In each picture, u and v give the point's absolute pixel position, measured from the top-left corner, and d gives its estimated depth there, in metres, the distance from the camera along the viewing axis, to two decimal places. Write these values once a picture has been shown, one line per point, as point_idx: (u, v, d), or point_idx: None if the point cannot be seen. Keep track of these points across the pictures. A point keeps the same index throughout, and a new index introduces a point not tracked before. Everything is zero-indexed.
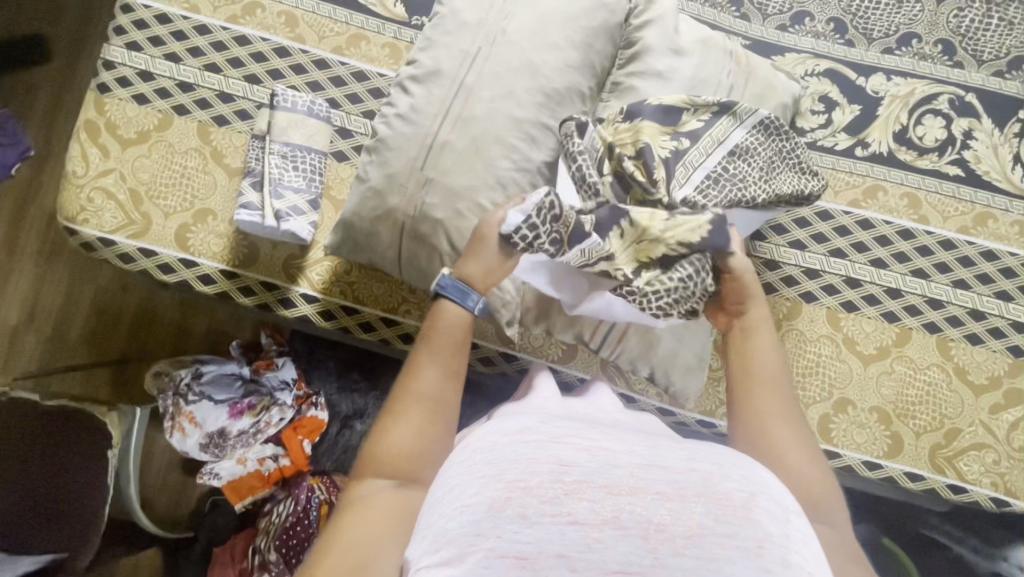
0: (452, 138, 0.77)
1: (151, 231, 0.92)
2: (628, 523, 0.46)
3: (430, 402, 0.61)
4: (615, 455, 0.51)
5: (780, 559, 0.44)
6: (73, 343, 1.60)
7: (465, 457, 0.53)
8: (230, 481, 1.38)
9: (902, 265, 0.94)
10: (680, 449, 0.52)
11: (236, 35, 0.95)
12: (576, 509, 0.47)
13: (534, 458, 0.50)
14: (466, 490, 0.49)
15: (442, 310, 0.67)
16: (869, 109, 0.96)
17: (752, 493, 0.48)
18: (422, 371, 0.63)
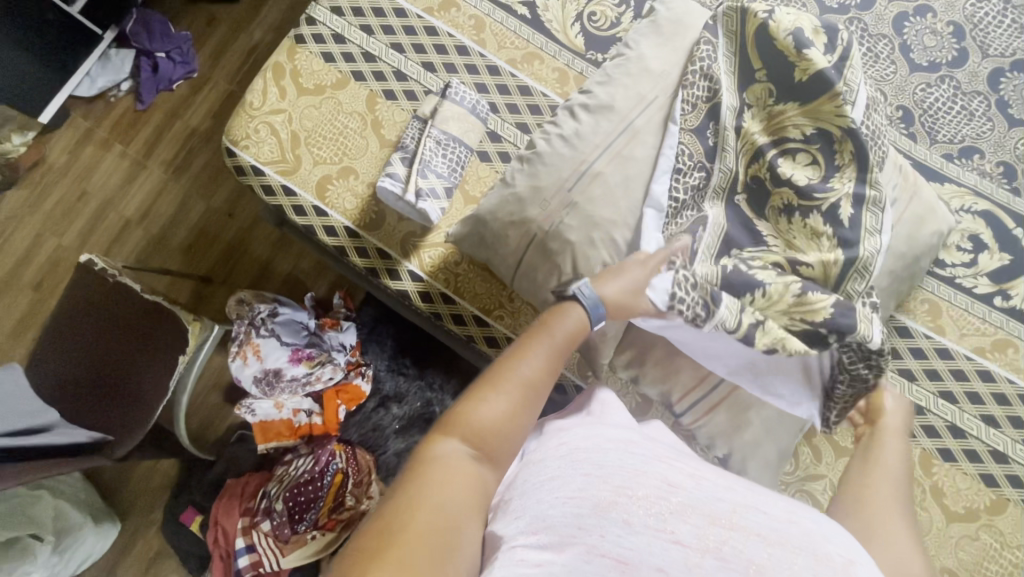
0: (606, 170, 0.80)
1: (297, 173, 0.99)
2: (728, 557, 0.51)
3: (528, 385, 0.61)
4: (717, 488, 0.58)
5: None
6: (171, 249, 1.72)
7: (567, 455, 0.61)
8: (262, 420, 1.42)
9: (1015, 430, 0.89)
10: (777, 502, 0.57)
11: (427, 25, 1.03)
12: (680, 529, 0.53)
13: (644, 471, 0.58)
14: (570, 484, 0.57)
15: (567, 310, 0.66)
16: (1020, 262, 0.92)
17: (850, 560, 0.52)
18: (530, 355, 0.62)
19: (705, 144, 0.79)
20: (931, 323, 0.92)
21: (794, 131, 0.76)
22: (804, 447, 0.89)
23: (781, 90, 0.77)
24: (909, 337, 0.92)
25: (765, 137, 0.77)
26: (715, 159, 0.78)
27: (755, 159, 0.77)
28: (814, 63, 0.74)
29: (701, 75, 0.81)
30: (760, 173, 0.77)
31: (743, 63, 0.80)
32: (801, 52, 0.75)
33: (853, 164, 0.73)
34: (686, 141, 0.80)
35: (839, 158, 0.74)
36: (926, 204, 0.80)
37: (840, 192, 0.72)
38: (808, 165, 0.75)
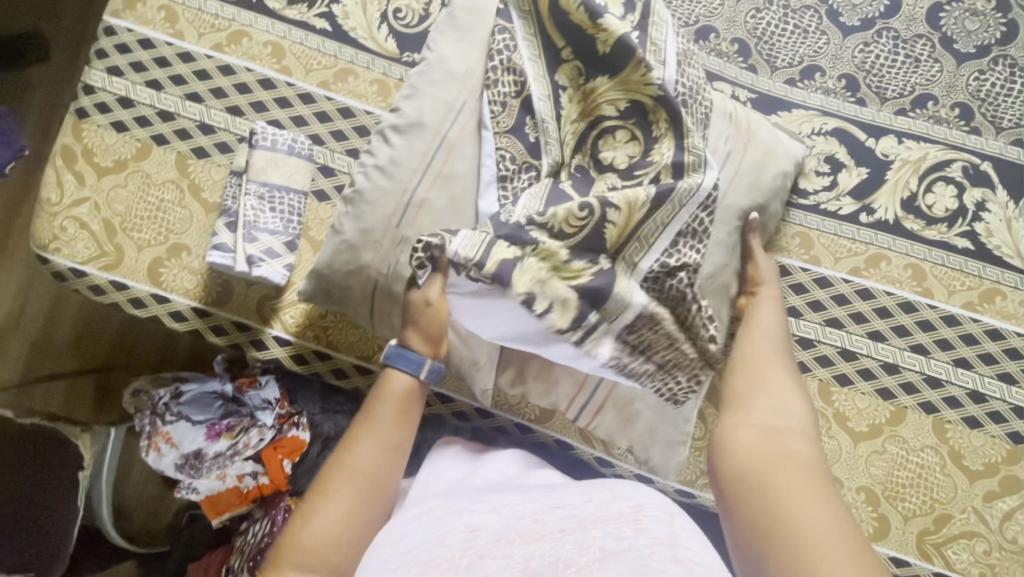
0: (430, 195, 0.74)
1: (122, 264, 0.90)
2: (537, 566, 0.55)
3: (364, 477, 0.65)
4: (516, 510, 0.63)
5: (673, 558, 0.54)
6: (58, 348, 1.57)
7: (380, 553, 0.60)
8: (209, 496, 1.37)
9: (901, 339, 0.90)
10: (575, 493, 0.65)
11: (221, 64, 0.92)
12: (491, 566, 0.55)
13: (446, 530, 0.60)
14: (385, 570, 0.57)
15: (390, 383, 0.70)
16: (877, 173, 0.91)
17: (638, 505, 0.61)
18: (360, 446, 0.66)
19: (527, 142, 0.74)
20: (807, 255, 0.91)
21: (606, 108, 0.72)
22: (709, 410, 0.88)
23: (588, 66, 0.73)
24: (790, 274, 0.91)
25: (580, 125, 0.73)
26: (541, 155, 0.73)
27: (579, 145, 0.73)
28: (614, 31, 0.70)
29: (507, 69, 0.75)
30: (585, 161, 0.73)
31: (546, 45, 0.74)
32: (596, 22, 0.71)
33: (670, 133, 0.70)
34: (507, 143, 0.74)
35: (654, 128, 0.71)
36: (763, 145, 0.80)
37: (659, 164, 0.70)
38: (628, 141, 0.72)
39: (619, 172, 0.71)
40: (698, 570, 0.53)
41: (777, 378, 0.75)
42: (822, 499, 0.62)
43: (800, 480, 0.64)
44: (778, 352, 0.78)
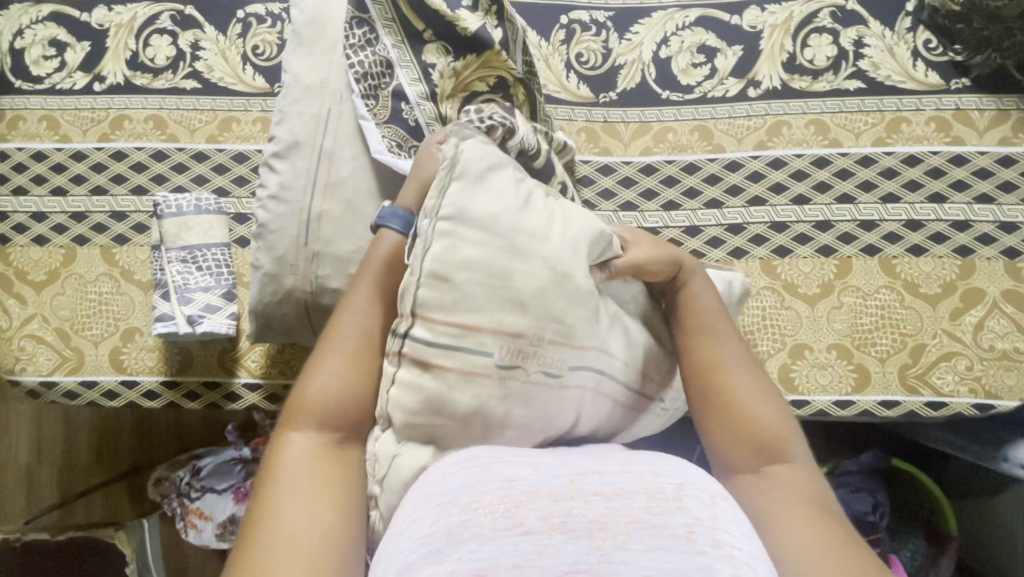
0: (326, 206, 0.75)
1: (85, 364, 0.94)
2: (575, 526, 0.46)
3: (357, 337, 0.64)
4: (555, 466, 0.54)
5: (710, 540, 0.45)
6: (82, 465, 1.63)
7: (420, 494, 0.54)
8: None
9: (825, 195, 0.91)
10: (616, 461, 0.56)
11: (113, 152, 0.95)
12: (527, 518, 0.47)
13: (485, 478, 0.52)
14: (422, 522, 0.49)
15: (381, 240, 0.67)
16: (751, 46, 0.92)
17: (679, 484, 0.51)
18: (351, 316, 0.65)
19: (408, 126, 0.76)
20: (710, 146, 0.92)
21: (478, 84, 0.78)
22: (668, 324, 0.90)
23: (456, 48, 0.77)
24: (699, 169, 0.92)
25: (455, 100, 0.78)
26: (424, 134, 0.76)
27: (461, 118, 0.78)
28: (473, 24, 0.76)
29: (377, 63, 0.76)
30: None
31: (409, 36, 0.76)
32: (455, 13, 0.75)
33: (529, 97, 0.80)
34: (395, 134, 0.75)
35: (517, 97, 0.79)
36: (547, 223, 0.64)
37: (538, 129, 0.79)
38: None
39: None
40: (741, 559, 0.44)
41: (729, 333, 0.70)
42: (826, 523, 0.56)
43: (802, 518, 0.57)
44: (740, 362, 0.69)
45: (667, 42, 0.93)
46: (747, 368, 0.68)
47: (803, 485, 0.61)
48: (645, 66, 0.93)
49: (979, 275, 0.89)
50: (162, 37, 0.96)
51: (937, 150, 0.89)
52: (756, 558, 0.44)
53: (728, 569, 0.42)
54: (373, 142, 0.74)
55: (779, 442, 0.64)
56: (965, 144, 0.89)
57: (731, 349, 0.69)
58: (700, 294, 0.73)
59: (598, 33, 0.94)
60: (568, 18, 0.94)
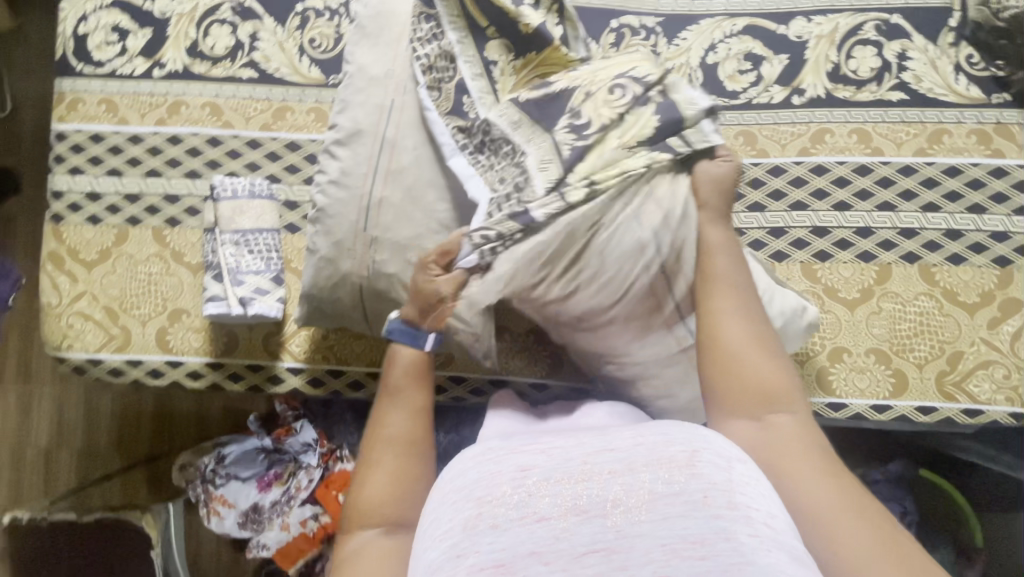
0: (387, 192, 0.77)
1: (132, 342, 0.95)
2: (590, 507, 0.48)
3: (400, 440, 0.67)
4: (565, 451, 0.53)
5: (726, 503, 0.47)
6: (102, 450, 1.63)
7: (437, 487, 0.56)
8: (280, 548, 1.34)
9: (865, 202, 0.93)
10: (627, 431, 0.54)
11: (168, 136, 0.98)
12: (540, 506, 0.49)
13: (498, 470, 0.52)
14: (442, 518, 0.51)
15: (400, 362, 0.71)
16: (796, 55, 0.95)
17: (691, 451, 0.51)
18: (390, 422, 0.68)
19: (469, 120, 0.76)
20: (754, 151, 0.94)
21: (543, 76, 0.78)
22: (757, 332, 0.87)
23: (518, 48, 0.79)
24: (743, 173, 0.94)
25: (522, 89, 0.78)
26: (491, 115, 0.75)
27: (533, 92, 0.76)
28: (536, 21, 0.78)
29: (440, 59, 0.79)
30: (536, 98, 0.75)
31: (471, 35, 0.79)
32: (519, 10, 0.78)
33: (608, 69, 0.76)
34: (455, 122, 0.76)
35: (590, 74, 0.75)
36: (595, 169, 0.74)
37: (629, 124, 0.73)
38: None
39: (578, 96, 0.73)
40: (758, 520, 0.47)
41: (740, 277, 0.71)
42: (825, 470, 0.60)
43: (805, 464, 0.60)
44: (749, 311, 0.69)
45: (714, 49, 0.95)
46: (754, 320, 0.69)
47: (798, 434, 0.63)
48: (693, 71, 0.95)
49: (1017, 285, 0.90)
50: (222, 27, 0.99)
51: (978, 162, 0.91)
52: (772, 517, 0.48)
53: (745, 531, 0.46)
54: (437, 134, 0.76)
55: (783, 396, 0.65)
56: (1004, 157, 0.91)
57: (740, 297, 0.70)
58: (713, 231, 0.72)
59: (647, 38, 0.96)
60: (619, 21, 0.97)
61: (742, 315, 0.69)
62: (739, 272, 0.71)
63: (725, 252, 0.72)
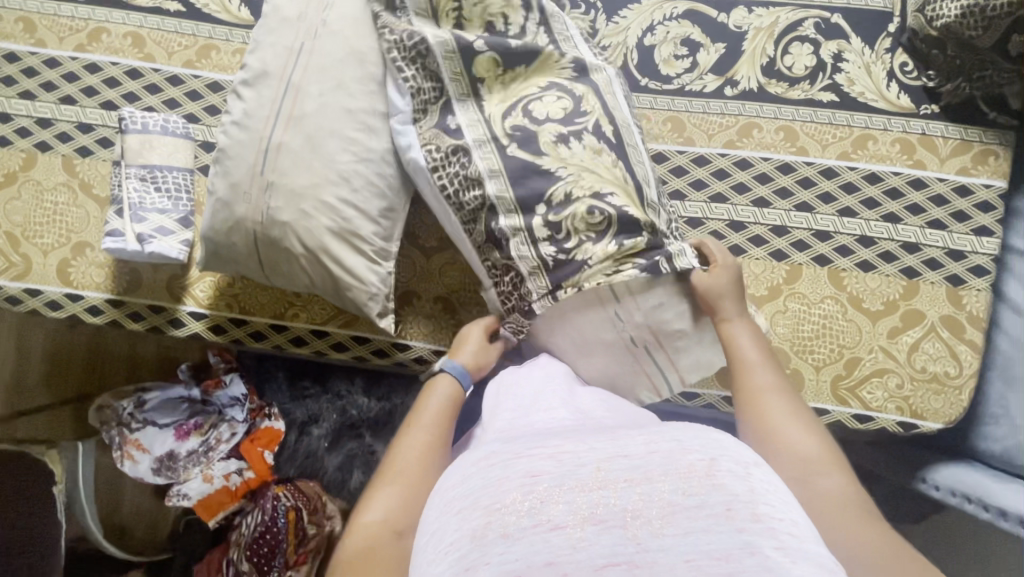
0: (287, 138, 0.76)
1: (31, 271, 0.93)
2: (608, 516, 0.45)
3: (419, 459, 0.65)
4: (579, 456, 0.51)
5: (750, 515, 0.44)
6: (30, 387, 1.57)
7: (440, 500, 0.53)
8: (201, 499, 1.32)
9: (785, 201, 0.92)
10: (638, 437, 0.52)
11: (86, 63, 0.94)
12: (554, 513, 0.46)
13: (503, 476, 0.50)
14: (446, 530, 0.48)
15: (435, 386, 0.75)
16: (733, 46, 0.93)
17: (710, 459, 0.48)
18: (412, 438, 0.68)
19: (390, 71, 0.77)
20: (681, 138, 0.93)
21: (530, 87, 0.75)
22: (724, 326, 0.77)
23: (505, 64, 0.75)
24: (667, 159, 0.93)
25: (504, 102, 0.75)
26: (465, 136, 0.73)
27: (509, 113, 0.73)
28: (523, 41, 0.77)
29: (409, 54, 0.75)
30: (520, 120, 0.73)
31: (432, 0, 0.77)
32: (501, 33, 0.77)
33: (590, 91, 0.74)
34: (433, 137, 0.74)
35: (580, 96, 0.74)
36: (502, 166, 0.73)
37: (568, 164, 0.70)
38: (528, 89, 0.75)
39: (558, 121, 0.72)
40: (782, 532, 0.43)
41: (769, 361, 0.70)
42: (874, 535, 0.53)
43: (854, 535, 0.53)
44: (785, 390, 0.68)
45: (652, 30, 0.94)
46: (789, 399, 0.67)
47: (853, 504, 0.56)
48: (629, 51, 0.94)
49: (921, 298, 0.91)
50: None
51: (899, 171, 0.91)
52: (796, 525, 0.44)
53: (770, 544, 0.42)
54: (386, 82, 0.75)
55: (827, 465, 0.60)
56: (925, 169, 0.91)
57: (774, 378, 0.69)
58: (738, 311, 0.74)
59: (587, 12, 0.94)
60: None
61: (775, 389, 0.68)
62: (764, 356, 0.71)
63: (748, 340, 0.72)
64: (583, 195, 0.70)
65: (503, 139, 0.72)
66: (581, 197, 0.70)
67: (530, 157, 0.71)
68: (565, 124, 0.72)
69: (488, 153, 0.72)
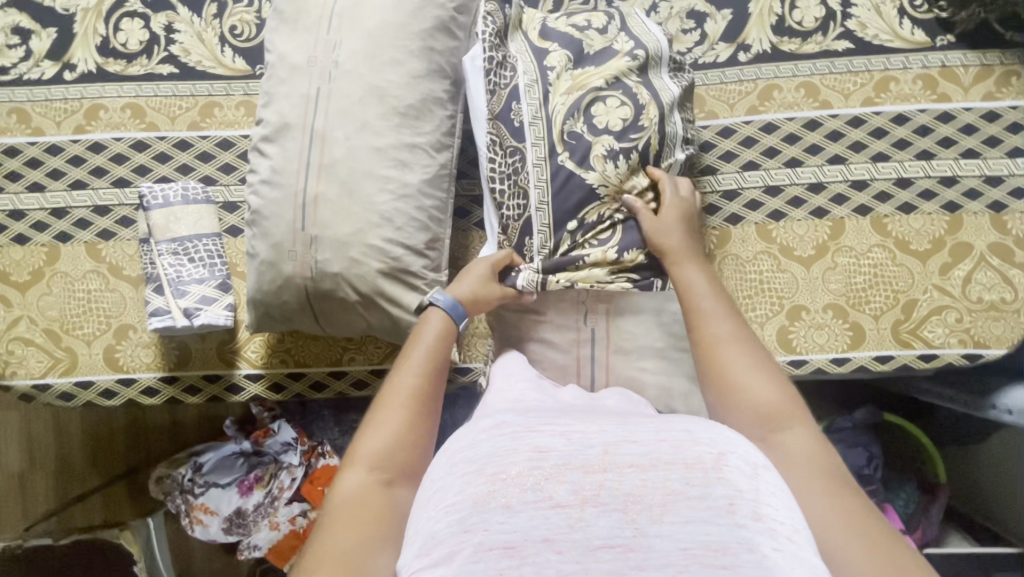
0: (322, 188, 0.74)
1: (79, 363, 0.92)
2: (609, 499, 0.43)
3: (412, 397, 0.61)
4: (588, 436, 0.48)
5: (751, 513, 0.41)
6: (78, 470, 1.55)
7: (445, 459, 0.50)
8: (272, 546, 1.33)
9: (817, 157, 0.92)
10: (650, 423, 0.49)
11: (89, 144, 0.91)
12: (557, 491, 0.43)
13: (512, 448, 0.46)
14: (448, 490, 0.45)
15: (426, 325, 0.69)
16: (740, 10, 0.92)
17: (719, 453, 0.45)
18: (399, 376, 0.63)
19: (414, 100, 0.75)
20: (703, 113, 0.92)
21: (596, 83, 0.74)
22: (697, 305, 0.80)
23: (578, 59, 0.75)
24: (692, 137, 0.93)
25: (570, 97, 0.74)
26: (526, 136, 0.74)
27: (572, 113, 0.73)
28: (598, 44, 0.76)
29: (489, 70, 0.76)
30: (577, 126, 0.73)
31: (442, 26, 0.77)
32: (584, 42, 0.77)
33: (654, 104, 0.73)
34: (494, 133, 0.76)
35: (641, 98, 0.73)
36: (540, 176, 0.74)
37: (619, 173, 0.73)
38: (619, 106, 0.73)
39: (614, 133, 0.73)
40: (784, 534, 0.40)
41: (719, 306, 0.66)
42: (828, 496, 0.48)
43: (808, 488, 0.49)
44: (742, 340, 0.63)
45: (656, 9, 0.92)
46: (746, 348, 0.62)
47: (813, 455, 0.52)
48: None
49: (966, 230, 0.91)
50: (133, 20, 0.91)
51: (925, 108, 0.91)
52: (797, 531, 0.41)
53: (770, 545, 0.39)
54: (404, 109, 0.75)
55: (783, 415, 0.56)
56: (951, 100, 0.91)
57: (726, 326, 0.64)
58: (681, 259, 0.71)
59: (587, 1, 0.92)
60: None
61: (733, 339, 0.63)
62: (720, 303, 0.67)
63: (695, 282, 0.70)
64: (612, 213, 0.74)
65: (558, 147, 0.73)
66: (604, 209, 0.74)
67: (575, 171, 0.73)
68: (619, 139, 0.73)
69: (540, 155, 0.73)
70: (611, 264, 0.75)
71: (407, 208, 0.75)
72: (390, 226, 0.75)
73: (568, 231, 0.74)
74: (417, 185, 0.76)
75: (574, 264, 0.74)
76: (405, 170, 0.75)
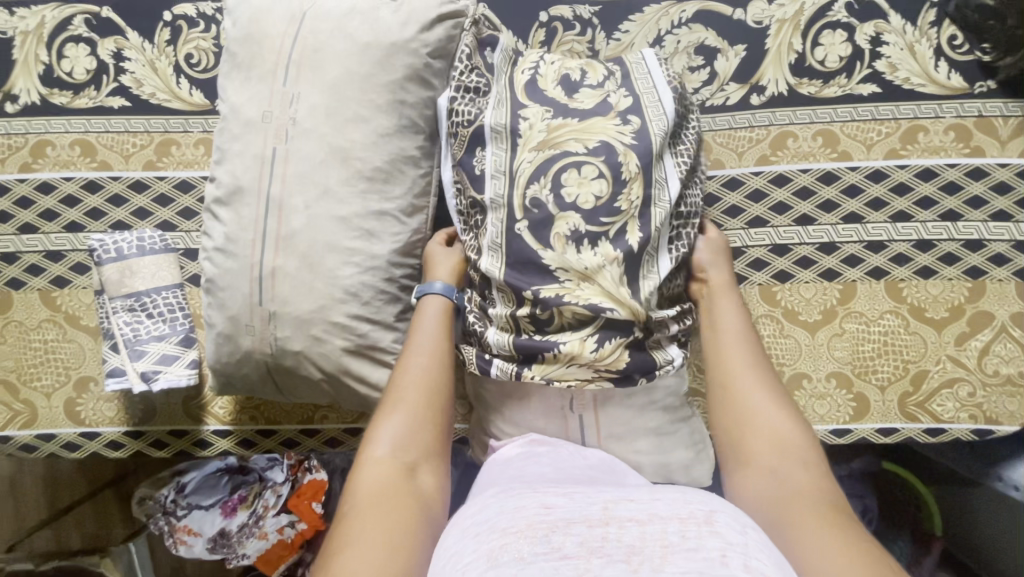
0: (280, 261, 0.67)
1: (39, 416, 0.87)
2: (612, 550, 0.39)
3: (424, 387, 0.62)
4: (591, 495, 0.46)
5: (745, 564, 0.37)
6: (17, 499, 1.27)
7: (459, 526, 0.47)
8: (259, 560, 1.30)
9: (831, 214, 0.83)
10: (648, 489, 0.47)
11: (38, 184, 0.84)
12: (564, 543, 0.40)
13: (519, 505, 0.45)
14: (463, 550, 0.42)
15: (425, 312, 0.68)
16: (756, 45, 0.82)
17: (710, 508, 0.42)
18: (410, 364, 0.63)
19: (383, 162, 0.67)
20: (708, 162, 0.84)
21: (573, 144, 0.63)
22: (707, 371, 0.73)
23: (558, 108, 0.66)
24: None
25: (540, 154, 0.64)
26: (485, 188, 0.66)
27: (537, 178, 0.63)
28: (588, 100, 0.66)
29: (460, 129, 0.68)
30: (543, 193, 0.63)
31: (415, 75, 0.68)
32: (572, 98, 0.67)
33: (640, 178, 0.63)
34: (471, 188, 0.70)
35: (625, 170, 0.63)
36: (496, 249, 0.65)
37: (589, 251, 0.62)
38: (595, 178, 0.63)
39: (582, 210, 0.62)
40: None
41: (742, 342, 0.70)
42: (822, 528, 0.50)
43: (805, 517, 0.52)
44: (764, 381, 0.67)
45: (661, 42, 0.82)
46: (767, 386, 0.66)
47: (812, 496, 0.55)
48: None
49: (988, 298, 0.84)
50: (80, 46, 0.83)
51: (955, 162, 0.82)
52: None
53: None
54: (371, 172, 0.67)
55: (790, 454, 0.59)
56: (985, 155, 0.81)
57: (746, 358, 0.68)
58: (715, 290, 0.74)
59: (583, 32, 0.83)
60: (551, 15, 0.83)
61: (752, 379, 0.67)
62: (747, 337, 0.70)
63: (729, 315, 0.72)
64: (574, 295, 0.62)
65: (518, 215, 0.64)
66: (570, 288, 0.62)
67: (535, 247, 0.63)
68: (587, 217, 0.62)
69: (499, 220, 0.65)
70: (579, 358, 0.62)
71: (375, 281, 0.69)
72: (355, 302, 0.68)
73: (528, 314, 0.63)
74: (386, 257, 0.69)
75: (547, 351, 0.62)
76: (371, 240, 0.68)
